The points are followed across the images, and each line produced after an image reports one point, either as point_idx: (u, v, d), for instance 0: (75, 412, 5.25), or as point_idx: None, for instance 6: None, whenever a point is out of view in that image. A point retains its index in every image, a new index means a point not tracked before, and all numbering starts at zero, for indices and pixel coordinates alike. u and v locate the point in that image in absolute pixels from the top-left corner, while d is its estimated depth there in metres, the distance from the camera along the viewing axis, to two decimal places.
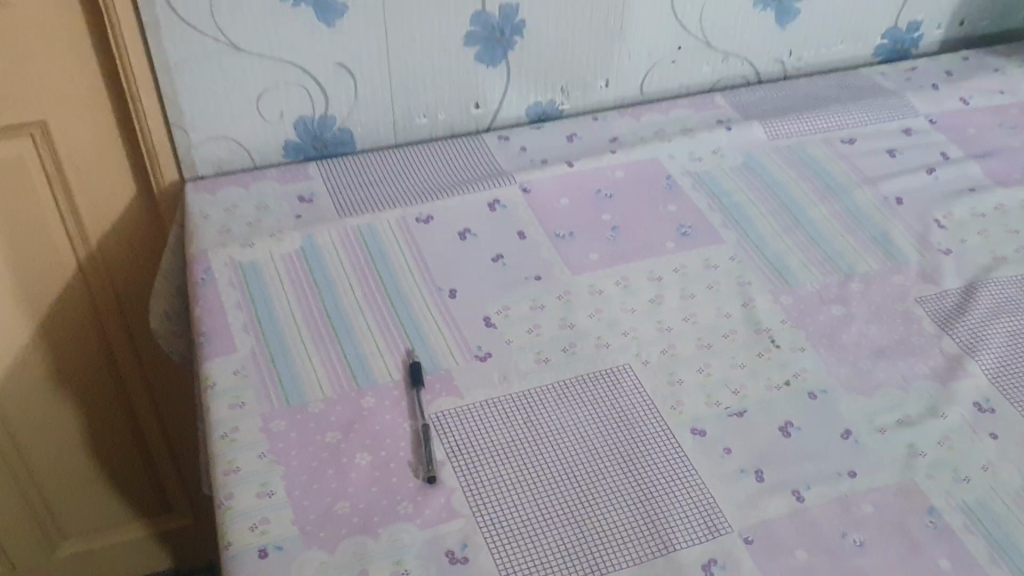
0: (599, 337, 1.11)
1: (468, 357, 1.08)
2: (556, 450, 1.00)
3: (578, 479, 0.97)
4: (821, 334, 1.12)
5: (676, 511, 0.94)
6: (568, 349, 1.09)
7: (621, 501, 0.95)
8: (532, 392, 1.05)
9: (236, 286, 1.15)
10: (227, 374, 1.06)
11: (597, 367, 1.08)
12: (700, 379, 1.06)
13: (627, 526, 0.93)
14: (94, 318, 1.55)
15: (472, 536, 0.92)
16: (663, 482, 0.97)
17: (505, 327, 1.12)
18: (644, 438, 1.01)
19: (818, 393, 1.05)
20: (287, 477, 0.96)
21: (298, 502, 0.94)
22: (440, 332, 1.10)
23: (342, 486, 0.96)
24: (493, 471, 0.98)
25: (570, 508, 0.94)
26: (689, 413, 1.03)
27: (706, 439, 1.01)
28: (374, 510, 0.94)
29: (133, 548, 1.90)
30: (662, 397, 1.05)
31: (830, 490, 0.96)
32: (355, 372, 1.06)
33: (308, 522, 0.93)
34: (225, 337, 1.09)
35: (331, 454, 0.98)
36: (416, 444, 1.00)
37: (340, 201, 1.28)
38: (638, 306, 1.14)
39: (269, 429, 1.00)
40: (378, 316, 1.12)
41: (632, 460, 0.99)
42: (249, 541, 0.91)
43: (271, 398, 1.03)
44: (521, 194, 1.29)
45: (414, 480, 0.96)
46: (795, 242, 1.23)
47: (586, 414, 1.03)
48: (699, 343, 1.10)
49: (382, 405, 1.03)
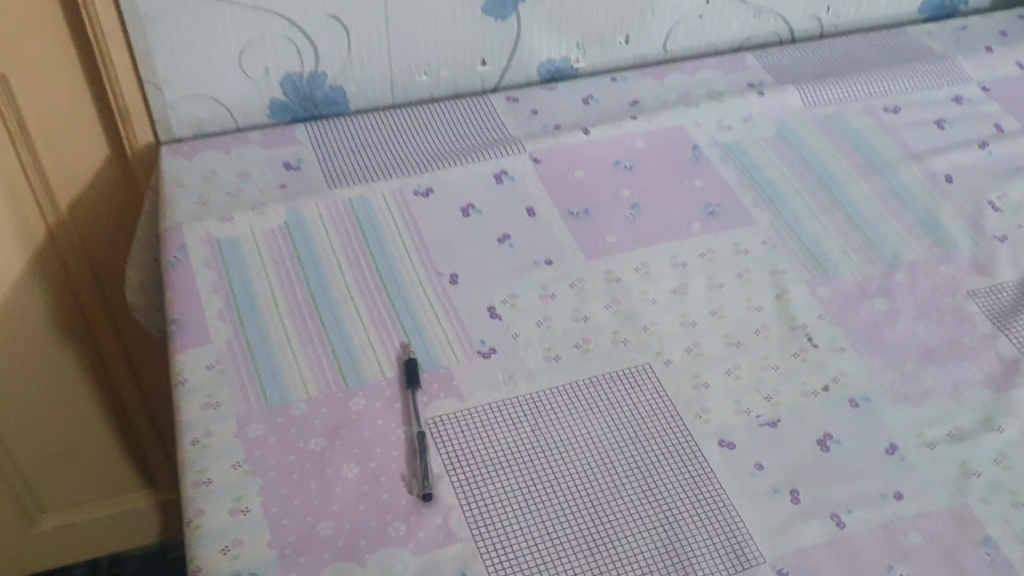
0: (616, 332, 0.99)
1: (471, 353, 0.97)
2: (565, 462, 0.89)
3: (590, 498, 0.86)
4: (863, 331, 1.00)
5: (700, 539, 0.84)
6: (582, 346, 0.98)
7: (639, 525, 0.85)
8: (540, 395, 0.94)
9: (213, 267, 1.04)
10: (200, 368, 0.95)
11: (614, 367, 0.96)
12: (727, 382, 0.95)
13: (645, 556, 0.83)
14: (70, 290, 1.43)
15: (472, 563, 0.82)
16: (686, 503, 0.86)
17: (512, 318, 1.00)
18: (664, 450, 0.90)
19: (860, 401, 0.94)
20: (264, 492, 0.86)
21: (276, 522, 0.84)
22: (440, 324, 0.99)
23: (325, 503, 0.85)
24: (496, 486, 0.87)
25: (581, 532, 0.84)
26: (717, 422, 0.92)
27: (735, 453, 0.90)
28: (362, 532, 0.84)
29: (118, 523, 1.80)
30: (686, 402, 0.94)
31: (873, 516, 0.85)
32: (343, 368, 0.95)
33: (287, 545, 0.83)
34: (199, 326, 0.98)
35: (315, 465, 0.88)
36: (411, 454, 0.89)
37: (332, 170, 1.16)
38: (660, 297, 1.03)
39: (245, 434, 0.90)
40: (371, 304, 1.01)
41: (651, 476, 0.88)
42: (220, 566, 0.81)
43: (249, 397, 0.93)
44: (532, 165, 1.17)
45: (407, 497, 0.86)
46: (834, 226, 1.11)
47: (600, 420, 0.92)
48: (728, 340, 0.99)
49: (373, 408, 0.92)
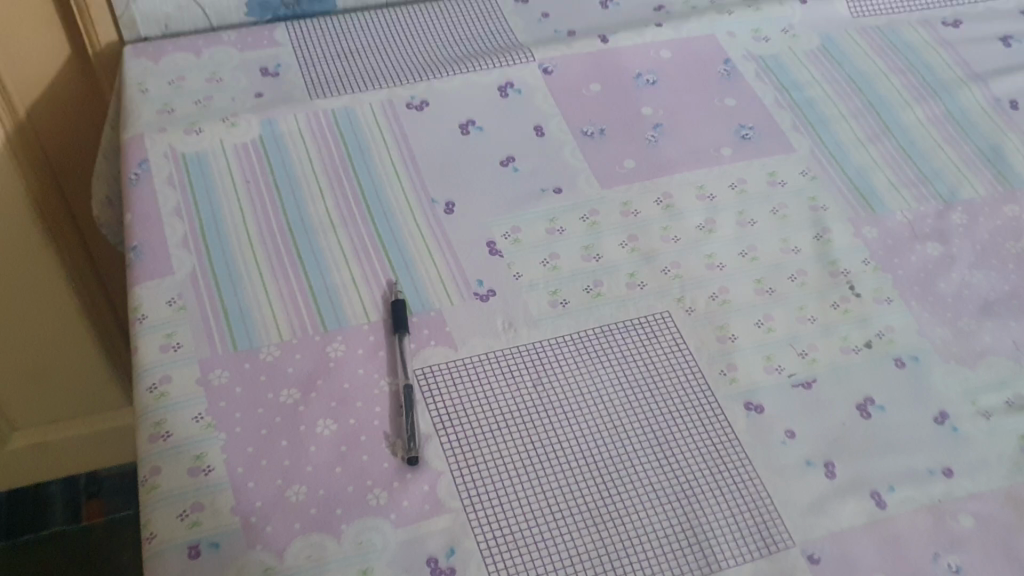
0: (632, 275, 0.88)
1: (466, 294, 0.86)
2: (570, 422, 0.78)
3: (598, 464, 0.76)
4: (912, 280, 0.89)
5: (721, 516, 0.74)
6: (593, 289, 0.87)
7: (652, 498, 0.75)
8: (543, 344, 0.83)
9: (177, 186, 0.92)
10: (160, 304, 0.84)
11: (629, 315, 0.85)
12: (757, 335, 0.84)
13: (659, 533, 0.73)
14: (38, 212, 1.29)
15: (461, 539, 0.72)
16: (706, 474, 0.76)
17: (514, 256, 0.89)
18: (682, 411, 0.79)
19: (906, 360, 0.83)
20: (228, 449, 0.76)
21: (240, 484, 0.74)
22: (432, 260, 0.88)
23: (297, 464, 0.75)
24: (491, 448, 0.77)
25: (587, 504, 0.74)
26: (744, 381, 0.81)
27: (764, 417, 0.79)
28: (338, 499, 0.74)
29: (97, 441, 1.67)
30: (709, 357, 0.83)
31: (919, 495, 0.76)
32: (322, 310, 0.84)
33: (253, 511, 0.73)
34: (160, 255, 0.87)
35: (286, 421, 0.77)
36: (396, 411, 0.79)
37: (314, 78, 1.03)
38: (683, 234, 0.91)
39: (208, 382, 0.79)
40: (355, 236, 0.90)
41: (668, 440, 0.78)
42: (175, 534, 0.71)
43: (213, 339, 0.82)
44: (541, 75, 1.04)
45: (390, 460, 0.76)
46: (882, 156, 0.98)
47: (610, 374, 0.81)
48: (759, 286, 0.87)
49: (354, 356, 0.82)
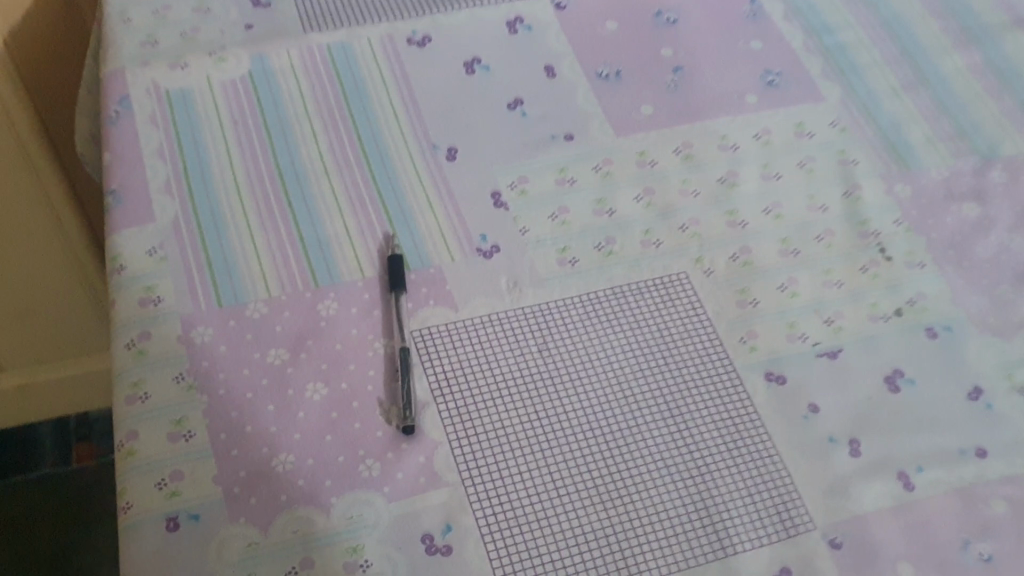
0: (646, 232, 0.82)
1: (469, 250, 0.80)
2: (578, 390, 0.73)
3: (607, 437, 0.71)
4: (946, 243, 0.83)
5: (737, 496, 0.69)
6: (605, 247, 0.81)
7: (664, 475, 0.70)
8: (548, 306, 0.78)
9: (159, 126, 0.86)
10: (140, 254, 0.78)
11: (642, 277, 0.80)
12: (779, 300, 0.79)
13: (671, 514, 0.68)
14: (20, 154, 1.23)
15: (459, 515, 0.67)
16: (722, 450, 0.71)
17: (520, 209, 0.83)
18: (698, 381, 0.74)
19: (939, 330, 0.78)
20: (210, 413, 0.71)
21: (224, 451, 0.69)
22: (433, 212, 0.82)
23: (284, 431, 0.70)
24: (491, 418, 0.72)
25: (593, 480, 0.69)
26: (765, 350, 0.76)
27: (786, 389, 0.74)
28: (328, 469, 0.69)
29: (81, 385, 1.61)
30: (729, 324, 0.77)
31: (950, 477, 0.71)
32: (313, 264, 0.78)
33: (236, 481, 0.68)
34: (141, 201, 0.81)
35: (273, 384, 0.72)
36: (391, 375, 0.73)
37: (309, 10, 0.96)
38: (703, 188, 0.85)
39: (189, 339, 0.74)
40: (350, 184, 0.84)
41: (682, 413, 0.73)
42: (154, 505, 0.66)
43: (196, 293, 0.76)
44: (553, 12, 0.97)
45: (384, 428, 0.71)
46: (918, 107, 0.92)
47: (621, 340, 0.76)
48: (783, 247, 0.82)
49: (347, 315, 0.76)
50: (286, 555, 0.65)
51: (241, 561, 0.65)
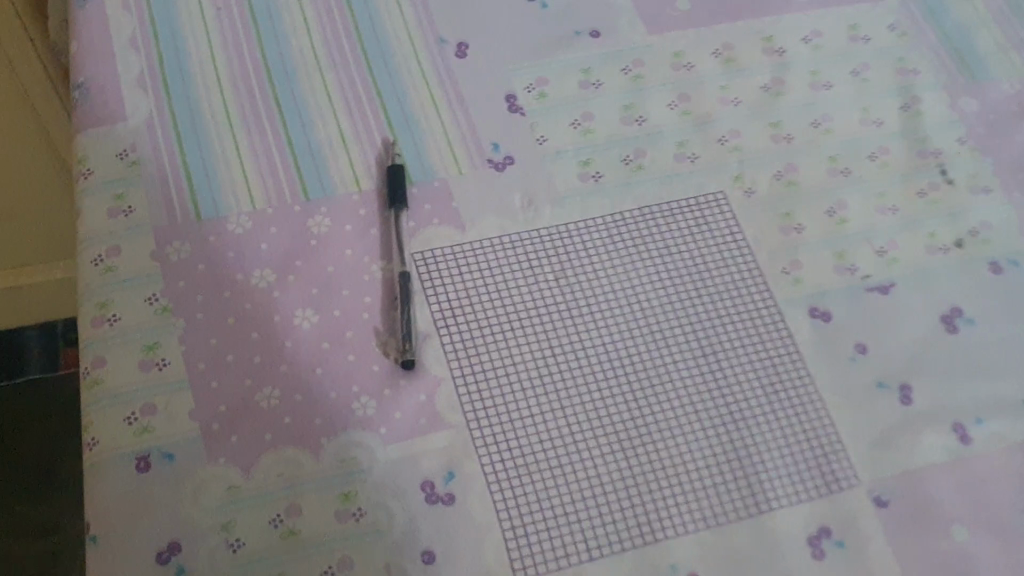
0: (681, 144, 0.73)
1: (479, 162, 0.72)
2: (598, 322, 0.66)
3: (629, 374, 0.64)
4: (1016, 166, 0.74)
5: (772, 445, 0.62)
6: (632, 161, 0.72)
7: (692, 418, 0.63)
8: (567, 228, 0.69)
9: (133, 14, 0.77)
10: (109, 158, 0.69)
11: (674, 197, 0.71)
12: (827, 227, 0.71)
13: (699, 462, 0.61)
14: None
15: (463, 461, 0.60)
16: (757, 393, 0.64)
17: (538, 116, 0.74)
18: (732, 314, 0.67)
19: (1005, 265, 0.70)
20: (186, 340, 0.63)
21: (202, 383, 0.61)
22: (440, 118, 0.73)
23: (269, 362, 0.63)
24: (500, 350, 0.64)
25: (613, 421, 0.62)
26: (809, 282, 0.68)
27: (831, 327, 0.67)
28: (318, 407, 0.61)
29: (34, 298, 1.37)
30: (770, 252, 0.69)
31: (1011, 430, 0.64)
32: (303, 173, 0.70)
33: (216, 418, 0.60)
34: (111, 97, 0.72)
35: (257, 309, 0.64)
36: (389, 302, 0.65)
37: None
38: (745, 97, 0.76)
39: (164, 256, 0.66)
40: (347, 84, 0.74)
41: (713, 350, 0.65)
42: (123, 442, 0.59)
43: (172, 203, 0.68)
44: None
45: (381, 362, 0.63)
46: (988, 11, 0.82)
47: (647, 267, 0.68)
48: (832, 165, 0.73)
49: (341, 233, 0.68)
50: (269, 501, 0.58)
51: (220, 507, 0.58)
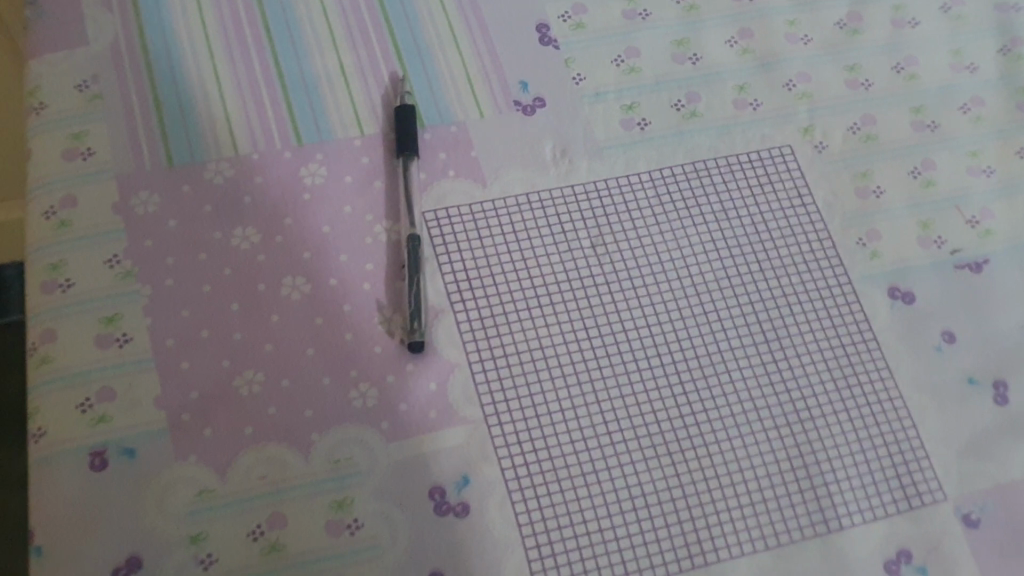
0: (741, 87, 0.62)
1: (503, 103, 0.61)
2: (641, 300, 0.56)
3: (677, 362, 0.54)
4: None
5: (846, 450, 0.52)
6: (684, 106, 0.62)
7: (751, 416, 0.53)
8: (605, 186, 0.59)
9: None
10: (66, 90, 0.59)
11: (732, 152, 0.60)
12: (911, 190, 0.60)
13: (759, 470, 0.52)
14: None
15: (479, 464, 0.51)
16: (828, 388, 0.54)
17: (575, 50, 0.63)
18: (799, 293, 0.57)
19: None
20: (153, 311, 0.53)
21: (171, 364, 0.52)
22: (458, 50, 0.62)
23: (251, 340, 0.53)
24: (523, 330, 0.54)
25: (658, 419, 0.52)
26: (889, 255, 0.58)
27: (914, 310, 0.57)
28: (308, 395, 0.52)
29: None
30: (845, 220, 0.59)
31: None
32: (294, 111, 0.59)
33: (187, 406, 0.51)
34: (72, 18, 0.61)
35: (238, 275, 0.54)
36: (395, 271, 0.55)
37: None
38: (816, 33, 0.65)
39: (128, 209, 0.55)
40: (349, 7, 0.63)
41: (776, 335, 0.55)
42: (76, 435, 0.49)
43: (140, 145, 0.57)
44: None
45: (385, 342, 0.53)
46: None
47: (699, 234, 0.58)
48: (916, 119, 0.62)
49: (338, 184, 0.57)
50: (247, 509, 0.49)
51: (190, 515, 0.48)
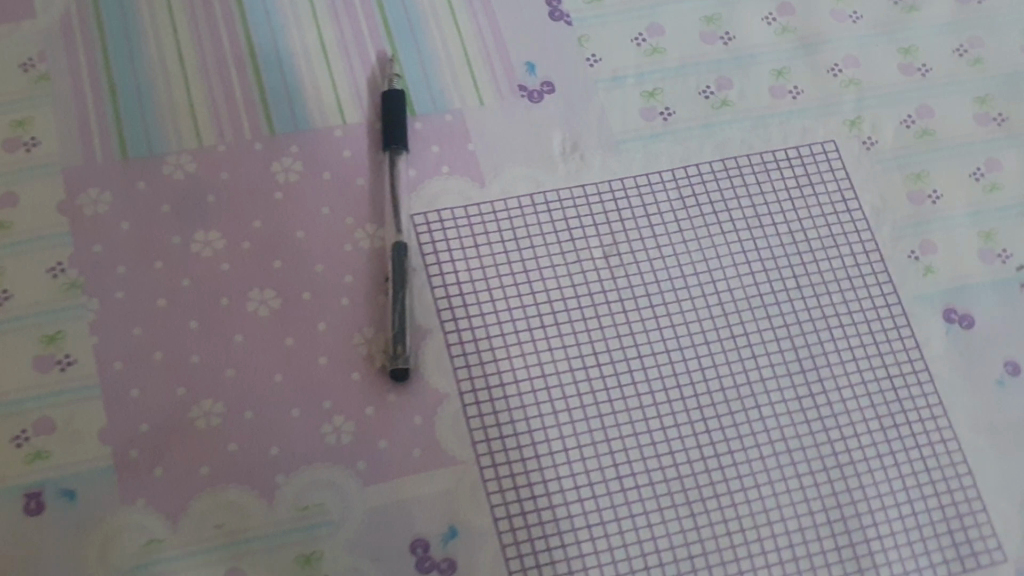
0: (779, 72, 0.55)
1: (506, 87, 0.53)
2: (660, 321, 0.49)
3: (699, 395, 0.48)
4: None
5: (889, 501, 0.46)
6: (714, 94, 0.54)
7: (783, 460, 0.47)
8: (622, 185, 0.51)
9: None
10: (10, 70, 0.51)
11: (768, 148, 0.53)
12: (971, 195, 0.53)
13: (790, 524, 0.46)
14: None
15: (469, 513, 0.44)
16: (870, 427, 0.48)
17: (590, 26, 0.55)
18: (840, 315, 0.50)
19: None
20: (100, 329, 0.46)
21: (119, 392, 0.45)
22: (456, 25, 0.54)
23: (211, 364, 0.46)
24: (524, 355, 0.47)
25: (677, 462, 0.46)
26: (945, 272, 0.51)
27: (972, 336, 0.50)
28: (275, 429, 0.45)
29: None
30: (895, 229, 0.51)
31: None
32: (267, 96, 0.52)
33: (136, 441, 0.44)
34: None
35: (198, 288, 0.47)
36: (377, 284, 0.48)
37: None
38: (867, 9, 0.57)
39: (75, 209, 0.48)
40: None
41: (813, 365, 0.49)
42: (9, 474, 0.43)
43: (90, 134, 0.50)
44: None
45: (364, 368, 0.47)
46: None
47: (728, 244, 0.51)
48: (980, 111, 0.54)
49: (315, 181, 0.50)
50: (200, 564, 0.42)
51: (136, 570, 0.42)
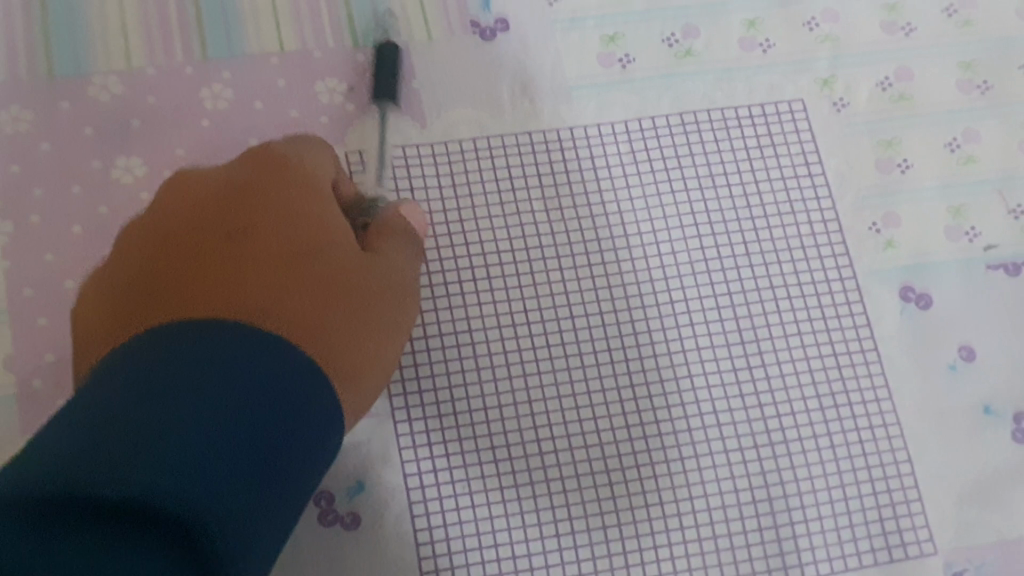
0: (751, 24, 0.51)
1: (457, 22, 0.50)
2: (597, 279, 0.47)
3: (630, 359, 0.45)
4: None
5: (820, 484, 0.44)
6: (677, 43, 0.50)
7: (711, 434, 0.45)
8: (571, 136, 0.49)
9: None
10: None
11: (731, 106, 0.50)
12: (944, 166, 0.49)
13: (713, 500, 0.44)
14: None
15: (380, 466, 0.43)
16: (808, 407, 0.45)
17: None
18: (789, 286, 0.47)
19: None
20: (11, 252, 0.44)
21: (26, 319, 0.43)
22: None
23: None
24: (451, 308, 0.45)
25: (600, 427, 0.44)
26: (907, 247, 0.48)
27: (929, 317, 0.47)
28: None
29: None
30: (857, 200, 0.49)
31: None
32: (203, 20, 0.49)
33: (36, 366, 0.43)
34: None
35: (115, 216, 0.45)
36: None
37: None
38: None
39: None
40: None
41: (753, 337, 0.46)
42: None
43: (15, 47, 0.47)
44: None
45: None
46: None
47: (677, 205, 0.48)
48: (963, 78, 0.51)
49: (248, 111, 0.48)
50: None
51: None
